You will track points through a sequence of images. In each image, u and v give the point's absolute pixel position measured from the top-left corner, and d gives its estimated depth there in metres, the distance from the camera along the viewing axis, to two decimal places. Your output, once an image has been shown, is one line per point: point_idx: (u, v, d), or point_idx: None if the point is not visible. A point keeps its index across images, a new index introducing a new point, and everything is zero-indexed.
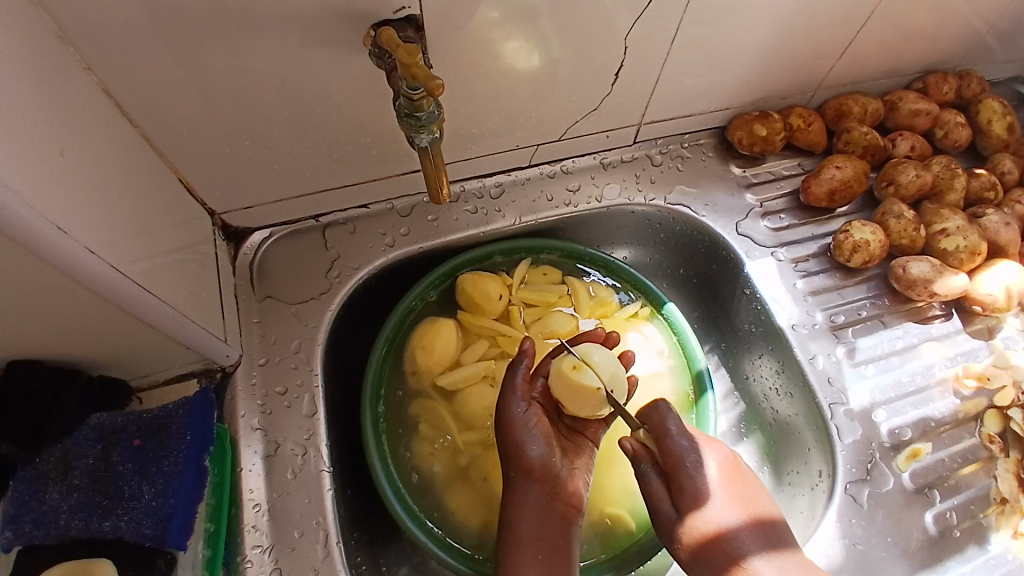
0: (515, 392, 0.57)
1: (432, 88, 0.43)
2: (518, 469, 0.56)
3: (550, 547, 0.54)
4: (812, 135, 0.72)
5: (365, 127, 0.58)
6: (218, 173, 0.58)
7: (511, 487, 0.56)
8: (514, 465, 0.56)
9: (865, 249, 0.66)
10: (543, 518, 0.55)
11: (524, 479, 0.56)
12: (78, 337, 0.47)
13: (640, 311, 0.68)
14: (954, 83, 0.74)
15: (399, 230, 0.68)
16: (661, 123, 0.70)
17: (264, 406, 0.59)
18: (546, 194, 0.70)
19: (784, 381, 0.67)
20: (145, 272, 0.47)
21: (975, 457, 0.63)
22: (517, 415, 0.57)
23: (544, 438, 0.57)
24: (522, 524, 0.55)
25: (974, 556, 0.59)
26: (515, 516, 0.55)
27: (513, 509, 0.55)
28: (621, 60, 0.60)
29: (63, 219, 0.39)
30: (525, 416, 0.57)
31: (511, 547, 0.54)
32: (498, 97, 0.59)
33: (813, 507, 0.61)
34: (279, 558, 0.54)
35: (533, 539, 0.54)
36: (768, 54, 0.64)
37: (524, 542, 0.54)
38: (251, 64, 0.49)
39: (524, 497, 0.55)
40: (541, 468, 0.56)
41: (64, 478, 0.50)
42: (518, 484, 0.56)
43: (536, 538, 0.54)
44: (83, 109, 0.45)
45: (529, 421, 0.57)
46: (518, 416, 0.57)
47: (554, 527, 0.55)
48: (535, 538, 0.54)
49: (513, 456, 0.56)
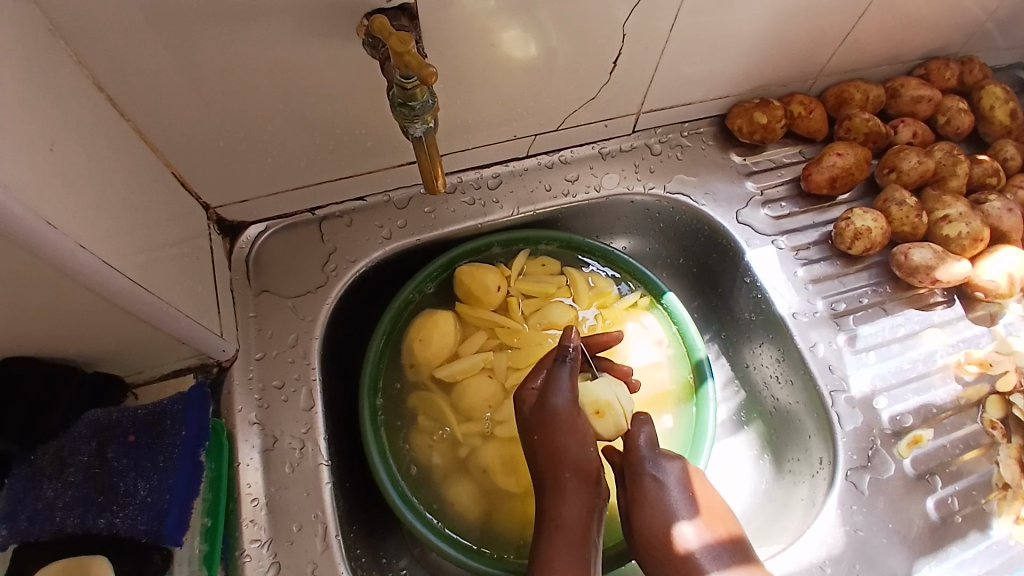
0: (562, 391, 0.56)
1: (426, 76, 0.42)
2: (571, 471, 0.54)
3: (590, 545, 0.53)
4: (813, 123, 0.71)
5: (359, 119, 0.58)
6: (212, 167, 0.57)
7: (552, 485, 0.54)
8: (567, 465, 0.54)
9: (866, 236, 0.65)
10: (585, 514, 0.54)
11: (570, 477, 0.54)
12: (72, 333, 0.47)
13: (639, 301, 0.68)
14: (955, 69, 0.73)
15: (395, 222, 0.67)
16: (660, 112, 0.69)
17: (261, 400, 0.59)
18: (543, 184, 0.70)
19: (784, 369, 0.66)
20: (139, 267, 0.47)
21: (976, 443, 0.63)
22: (569, 415, 0.55)
23: (589, 436, 0.56)
24: (568, 522, 0.53)
25: (976, 543, 0.59)
26: (559, 513, 0.53)
27: (555, 507, 0.54)
28: (619, 48, 0.59)
29: (54, 213, 0.39)
30: (577, 421, 0.55)
31: (558, 544, 0.52)
32: (495, 87, 0.59)
33: (814, 495, 0.61)
34: (277, 552, 0.53)
35: (577, 535, 0.53)
36: (768, 41, 0.63)
37: (569, 539, 0.52)
38: (243, 54, 0.49)
39: (570, 495, 0.54)
40: (588, 465, 0.55)
41: (59, 475, 0.50)
42: (560, 483, 0.54)
43: (580, 536, 0.53)
44: (72, 101, 0.44)
45: (580, 426, 0.55)
46: (571, 421, 0.55)
47: (595, 525, 0.54)
48: (579, 535, 0.53)
49: (564, 457, 0.54)
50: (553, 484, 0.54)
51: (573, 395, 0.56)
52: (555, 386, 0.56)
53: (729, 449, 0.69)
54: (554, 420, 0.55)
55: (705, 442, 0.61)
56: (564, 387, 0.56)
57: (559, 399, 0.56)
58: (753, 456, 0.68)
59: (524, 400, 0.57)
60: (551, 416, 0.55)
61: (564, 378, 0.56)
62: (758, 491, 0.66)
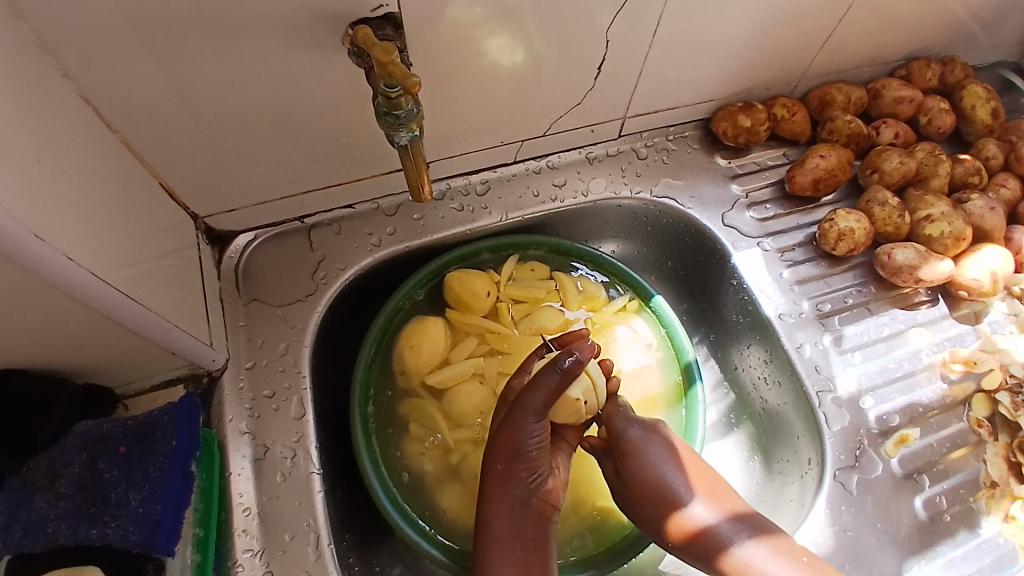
0: (531, 398, 0.54)
1: (409, 86, 0.43)
2: (502, 467, 0.55)
3: (524, 543, 0.54)
4: (796, 125, 0.72)
5: (346, 128, 0.58)
6: (200, 178, 0.57)
7: (489, 487, 0.55)
8: (503, 462, 0.55)
9: (850, 237, 0.66)
10: (517, 515, 0.54)
11: (507, 476, 0.55)
12: (61, 346, 0.47)
13: (628, 305, 0.68)
14: (936, 70, 0.74)
15: (384, 230, 0.68)
16: (646, 117, 0.70)
17: (252, 409, 0.59)
18: (531, 189, 0.70)
19: (772, 371, 0.67)
20: (129, 279, 0.47)
21: (963, 441, 0.64)
22: (533, 414, 0.54)
23: (542, 437, 0.55)
24: (496, 521, 0.54)
25: (965, 541, 0.60)
26: (489, 512, 0.54)
27: (488, 505, 0.55)
28: (604, 54, 0.59)
29: (41, 228, 0.39)
30: (537, 423, 0.54)
31: (486, 542, 0.54)
32: (481, 94, 0.59)
33: (803, 495, 0.61)
34: (270, 561, 0.54)
35: (506, 534, 0.54)
36: (750, 44, 0.64)
37: (497, 538, 0.54)
38: (228, 65, 0.49)
39: (504, 493, 0.54)
40: (529, 465, 0.54)
41: (51, 486, 0.49)
42: (500, 481, 0.55)
43: (511, 535, 0.54)
44: (59, 115, 0.44)
45: (531, 427, 0.54)
46: (521, 421, 0.54)
47: (529, 522, 0.54)
48: (508, 533, 0.54)
49: (503, 456, 0.54)
50: (489, 482, 0.55)
51: (540, 404, 0.54)
52: (533, 385, 0.54)
53: (721, 451, 0.70)
54: (508, 420, 0.55)
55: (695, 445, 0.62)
56: (537, 395, 0.54)
57: (529, 399, 0.54)
58: (743, 458, 0.69)
59: (512, 389, 0.58)
60: (517, 413, 0.54)
61: (546, 380, 0.54)
62: (748, 494, 0.67)
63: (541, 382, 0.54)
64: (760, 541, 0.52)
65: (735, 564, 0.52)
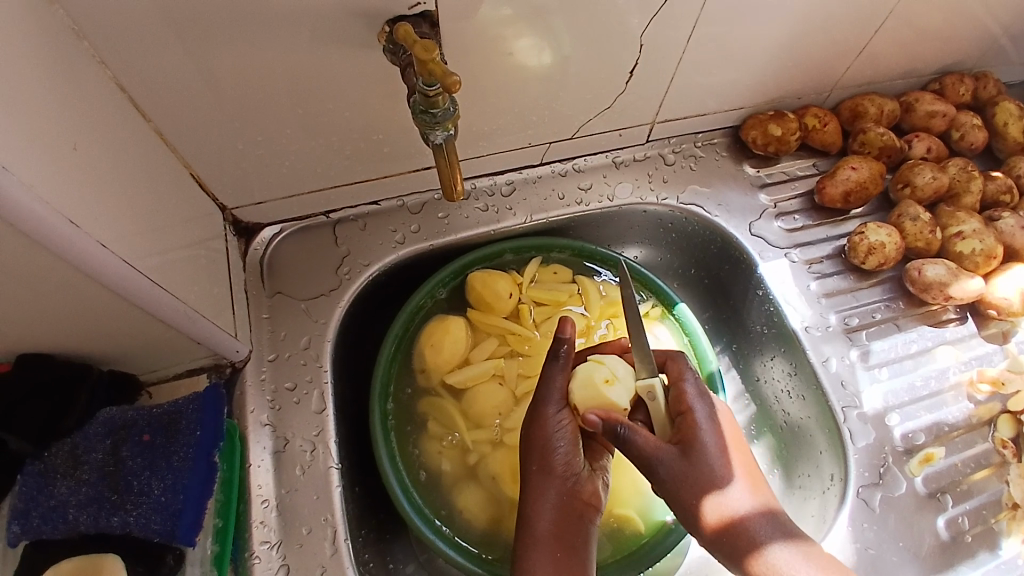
0: (551, 390, 0.56)
1: (449, 85, 0.41)
2: (540, 465, 0.55)
3: (568, 546, 0.53)
4: (827, 135, 0.71)
5: (376, 125, 0.58)
6: (229, 169, 0.57)
7: (529, 484, 0.55)
8: (538, 459, 0.55)
9: (881, 251, 0.65)
10: (560, 516, 0.54)
11: (544, 474, 0.55)
12: (88, 332, 0.47)
13: (651, 311, 0.68)
14: (970, 85, 0.73)
15: (409, 227, 0.67)
16: (675, 122, 0.69)
17: (273, 402, 0.59)
18: (556, 192, 0.70)
19: (796, 384, 0.66)
20: (158, 268, 0.47)
21: (987, 462, 0.63)
22: (551, 405, 0.56)
23: (571, 436, 0.55)
24: (539, 522, 0.53)
25: (985, 562, 0.59)
26: (533, 512, 0.54)
27: (530, 505, 0.54)
28: (637, 58, 0.59)
29: (75, 213, 0.39)
30: (559, 416, 0.56)
31: (527, 543, 0.53)
32: (510, 94, 0.59)
33: (824, 510, 0.61)
34: (287, 554, 0.54)
35: (549, 536, 0.53)
36: (783, 53, 0.64)
37: (540, 540, 0.53)
38: (261, 58, 0.49)
39: (543, 493, 0.54)
40: (564, 465, 0.55)
41: (73, 473, 0.50)
42: (537, 480, 0.55)
43: (551, 536, 0.53)
44: (96, 102, 0.44)
45: (556, 421, 0.55)
46: (546, 414, 0.56)
47: (573, 524, 0.54)
48: (551, 535, 0.53)
49: (537, 453, 0.55)
50: (528, 482, 0.55)
51: (560, 392, 0.56)
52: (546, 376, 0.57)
53: None
54: (535, 415, 0.56)
55: None
56: (553, 385, 0.57)
57: (551, 388, 0.56)
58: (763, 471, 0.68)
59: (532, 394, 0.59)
60: (540, 399, 0.56)
61: (554, 375, 0.57)
62: None
63: (552, 374, 0.57)
64: (796, 544, 0.49)
65: (767, 566, 0.48)
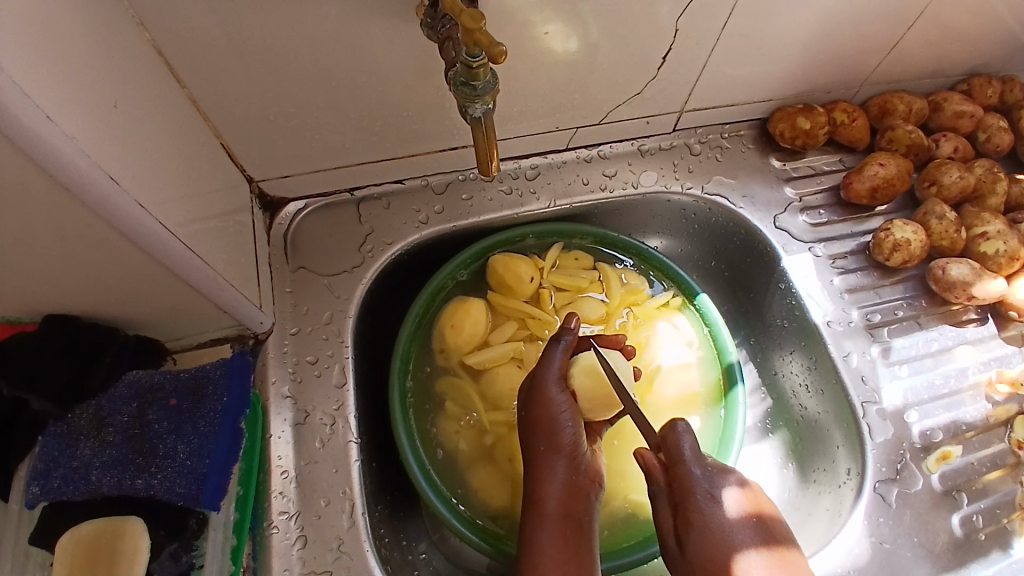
0: (547, 372, 0.56)
1: (495, 56, 0.41)
2: (547, 444, 0.55)
3: (575, 523, 0.54)
4: (855, 131, 0.71)
5: (407, 102, 0.58)
6: (258, 140, 0.57)
7: (535, 464, 0.55)
8: (545, 439, 0.55)
9: (905, 248, 0.65)
10: (567, 493, 0.54)
11: (551, 454, 0.55)
12: (117, 294, 0.47)
13: (671, 301, 0.68)
14: (998, 87, 0.73)
15: (432, 207, 0.67)
16: (703, 112, 0.69)
17: (295, 374, 0.59)
18: (581, 177, 0.70)
19: (815, 379, 0.66)
20: (190, 234, 0.47)
21: (1002, 463, 0.63)
22: (553, 385, 0.56)
23: (575, 414, 0.56)
24: (548, 500, 0.54)
25: (998, 561, 0.58)
26: (540, 492, 0.54)
27: (538, 485, 0.54)
28: (670, 44, 0.59)
29: (115, 170, 0.39)
30: (561, 396, 0.56)
31: (536, 522, 0.53)
32: (541, 77, 0.59)
33: (840, 504, 0.61)
34: (304, 526, 0.54)
35: (559, 514, 0.53)
36: (816, 46, 0.63)
37: (549, 518, 0.53)
38: (297, 29, 0.49)
39: (551, 472, 0.54)
40: (569, 443, 0.55)
41: (97, 434, 0.50)
42: (544, 461, 0.55)
43: (561, 514, 0.53)
44: (136, 64, 0.44)
45: (559, 401, 0.56)
46: (547, 396, 0.56)
47: (579, 502, 0.54)
48: (559, 513, 0.53)
49: (545, 431, 0.55)
50: (534, 461, 0.55)
51: (557, 373, 0.56)
52: (545, 359, 0.57)
53: (756, 456, 0.69)
54: (538, 395, 0.56)
55: (734, 443, 0.62)
56: (551, 366, 0.57)
57: (548, 370, 0.57)
58: (776, 464, 0.68)
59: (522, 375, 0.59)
60: (538, 383, 0.56)
61: (553, 356, 0.57)
62: (782, 501, 0.66)
63: (550, 355, 0.57)
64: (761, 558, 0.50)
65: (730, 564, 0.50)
